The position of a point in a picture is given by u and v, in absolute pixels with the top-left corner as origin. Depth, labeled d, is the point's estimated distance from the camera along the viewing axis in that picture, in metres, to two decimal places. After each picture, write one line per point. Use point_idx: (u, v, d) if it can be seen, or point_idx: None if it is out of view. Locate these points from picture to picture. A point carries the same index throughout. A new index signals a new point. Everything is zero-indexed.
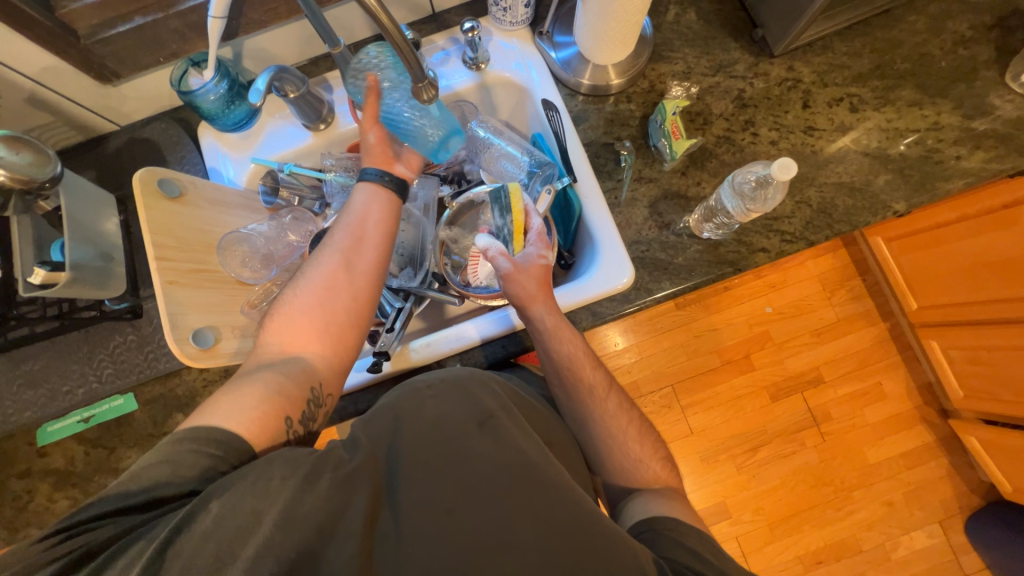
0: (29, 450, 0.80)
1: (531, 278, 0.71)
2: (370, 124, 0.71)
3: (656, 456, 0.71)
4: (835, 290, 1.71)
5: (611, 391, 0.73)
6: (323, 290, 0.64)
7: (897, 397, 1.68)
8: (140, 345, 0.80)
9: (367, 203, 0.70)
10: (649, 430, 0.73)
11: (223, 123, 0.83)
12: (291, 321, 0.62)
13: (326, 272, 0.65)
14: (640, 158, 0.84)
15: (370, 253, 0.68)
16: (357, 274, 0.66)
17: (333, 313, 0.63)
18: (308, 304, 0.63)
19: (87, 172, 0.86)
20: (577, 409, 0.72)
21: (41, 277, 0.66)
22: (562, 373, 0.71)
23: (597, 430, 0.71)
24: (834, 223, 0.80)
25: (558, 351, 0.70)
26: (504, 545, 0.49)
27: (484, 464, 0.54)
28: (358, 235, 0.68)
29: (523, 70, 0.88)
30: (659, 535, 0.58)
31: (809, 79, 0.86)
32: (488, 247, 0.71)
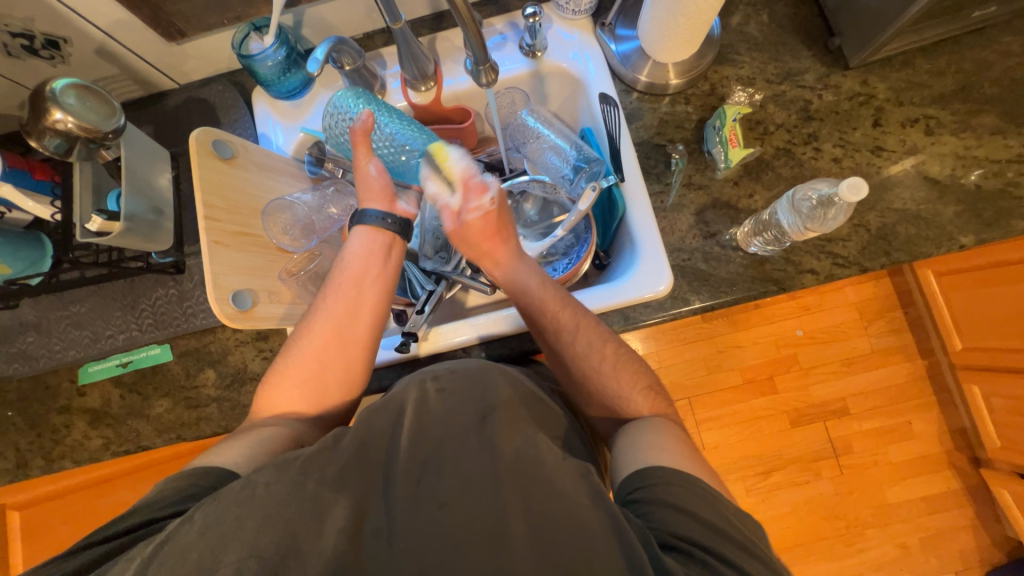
0: (71, 386, 0.84)
1: (474, 236, 0.69)
2: (367, 158, 0.67)
3: (638, 386, 0.65)
4: (873, 320, 1.64)
5: (581, 330, 0.66)
6: (316, 364, 0.65)
7: (926, 438, 1.60)
8: (180, 300, 0.83)
9: (359, 248, 0.69)
10: (631, 359, 0.66)
11: (278, 90, 0.84)
12: (283, 389, 0.64)
13: (319, 343, 0.65)
14: (692, 163, 0.81)
15: (365, 314, 0.67)
16: (350, 342, 0.66)
17: (324, 382, 0.65)
18: (301, 375, 0.65)
19: (145, 128, 0.88)
20: (553, 354, 0.68)
21: (97, 225, 0.68)
22: (528, 312, 0.69)
23: (573, 370, 0.66)
24: (893, 251, 0.76)
25: (515, 287, 0.71)
26: (497, 540, 0.46)
27: (483, 457, 0.51)
28: (352, 298, 0.67)
29: (580, 60, 0.85)
30: (653, 498, 0.50)
31: (884, 95, 0.81)
32: (435, 196, 0.67)
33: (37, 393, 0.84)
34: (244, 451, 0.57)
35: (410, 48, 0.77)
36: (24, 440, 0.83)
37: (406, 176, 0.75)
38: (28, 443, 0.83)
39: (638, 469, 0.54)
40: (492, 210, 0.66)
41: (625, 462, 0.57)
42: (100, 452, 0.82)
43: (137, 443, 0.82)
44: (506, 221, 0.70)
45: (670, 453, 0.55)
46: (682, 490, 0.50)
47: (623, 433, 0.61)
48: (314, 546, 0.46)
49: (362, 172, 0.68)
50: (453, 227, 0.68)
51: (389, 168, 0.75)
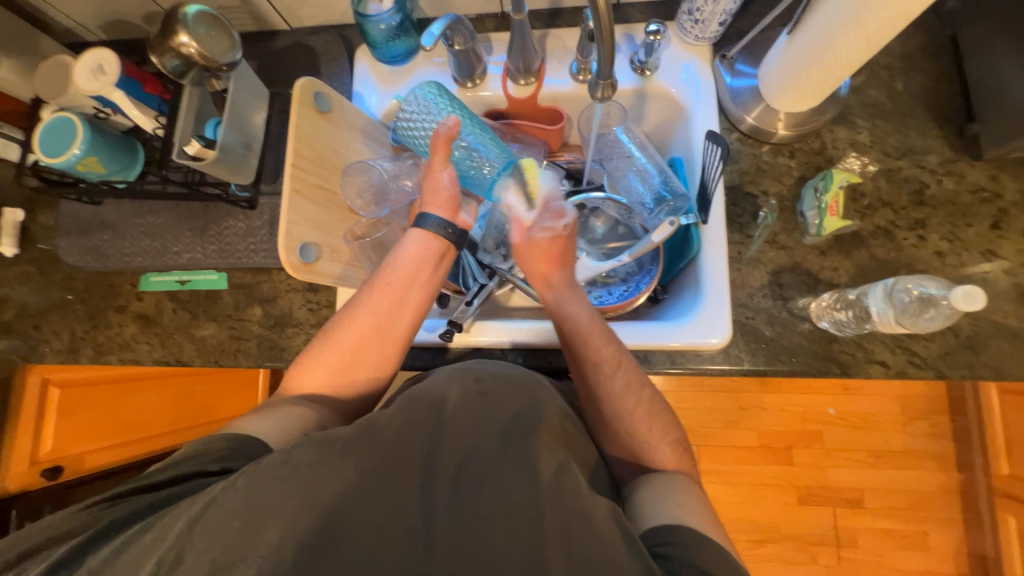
0: (131, 290, 0.89)
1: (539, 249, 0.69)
2: (441, 167, 0.68)
3: (667, 439, 0.63)
4: (915, 418, 1.54)
5: (621, 368, 0.64)
6: (351, 354, 0.66)
7: (941, 555, 1.50)
8: (245, 234, 0.86)
9: (412, 251, 0.68)
10: (662, 412, 0.64)
11: (382, 53, 0.85)
12: (317, 371, 0.66)
13: (356, 335, 0.66)
14: (781, 221, 0.77)
15: (406, 317, 0.67)
16: (386, 341, 0.67)
17: (356, 371, 0.67)
18: (334, 361, 0.66)
19: (250, 63, 0.91)
20: (586, 391, 0.66)
21: (195, 149, 0.71)
22: (570, 340, 0.67)
23: (605, 413, 0.64)
24: (978, 364, 0.70)
25: (560, 313, 0.69)
26: (512, 562, 0.46)
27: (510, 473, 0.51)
28: (397, 298, 0.67)
29: (689, 88, 0.82)
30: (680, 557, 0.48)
31: (1011, 197, 0.74)
32: (512, 207, 0.68)
33: (100, 289, 0.89)
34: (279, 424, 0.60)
35: (523, 40, 0.75)
36: (80, 329, 0.88)
37: (474, 190, 0.79)
38: (83, 332, 0.88)
39: (664, 523, 0.52)
40: (565, 234, 0.69)
41: (648, 510, 0.55)
42: (143, 358, 0.87)
43: (178, 358, 0.86)
44: (569, 249, 0.72)
45: (696, 513, 0.53)
46: (710, 556, 0.48)
47: (643, 482, 0.60)
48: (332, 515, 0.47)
49: (432, 178, 0.68)
50: (520, 241, 0.70)
51: (462, 177, 0.78)
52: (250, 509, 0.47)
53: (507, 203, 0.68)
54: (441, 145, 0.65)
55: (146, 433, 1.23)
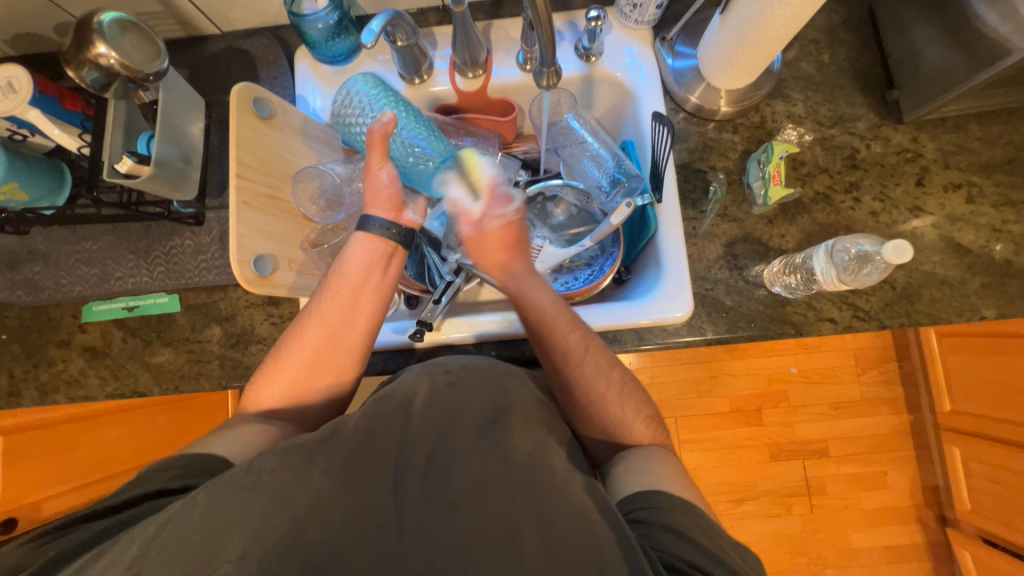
0: (72, 322, 0.83)
1: (488, 241, 0.71)
2: (380, 164, 0.67)
3: (641, 416, 0.65)
4: (868, 368, 1.66)
5: (588, 353, 0.66)
6: (307, 367, 0.65)
7: (900, 492, 1.63)
8: (194, 252, 0.82)
9: (358, 256, 0.68)
10: (634, 389, 0.66)
11: (322, 53, 0.82)
12: (276, 387, 0.65)
13: (310, 347, 0.66)
14: (730, 194, 0.81)
15: (359, 324, 0.67)
16: (341, 350, 0.67)
17: (317, 381, 0.66)
18: (292, 375, 0.66)
19: (181, 71, 0.86)
20: (557, 379, 0.67)
21: (127, 167, 0.65)
22: (535, 329, 0.68)
23: (580, 397, 0.65)
24: (914, 312, 0.76)
25: (524, 300, 0.70)
26: (501, 547, 0.46)
27: (492, 462, 0.52)
28: (347, 306, 0.66)
29: (634, 71, 0.83)
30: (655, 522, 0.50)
31: (931, 156, 0.80)
32: (458, 200, 0.71)
33: (37, 324, 0.83)
34: (240, 442, 0.59)
35: (466, 33, 0.75)
36: (19, 369, 0.82)
37: (418, 186, 0.80)
38: (23, 372, 0.82)
39: (640, 492, 0.54)
40: (516, 218, 0.72)
41: (625, 479, 0.58)
42: (94, 392, 0.82)
43: (134, 389, 0.81)
44: (523, 235, 0.74)
45: (668, 478, 0.56)
46: (685, 517, 0.50)
47: (622, 457, 0.62)
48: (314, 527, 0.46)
49: (372, 177, 0.67)
50: (472, 233, 0.72)
51: (407, 175, 0.79)
52: (228, 533, 0.45)
53: (455, 200, 0.72)
54: (378, 143, 0.63)
55: (110, 473, 1.15)
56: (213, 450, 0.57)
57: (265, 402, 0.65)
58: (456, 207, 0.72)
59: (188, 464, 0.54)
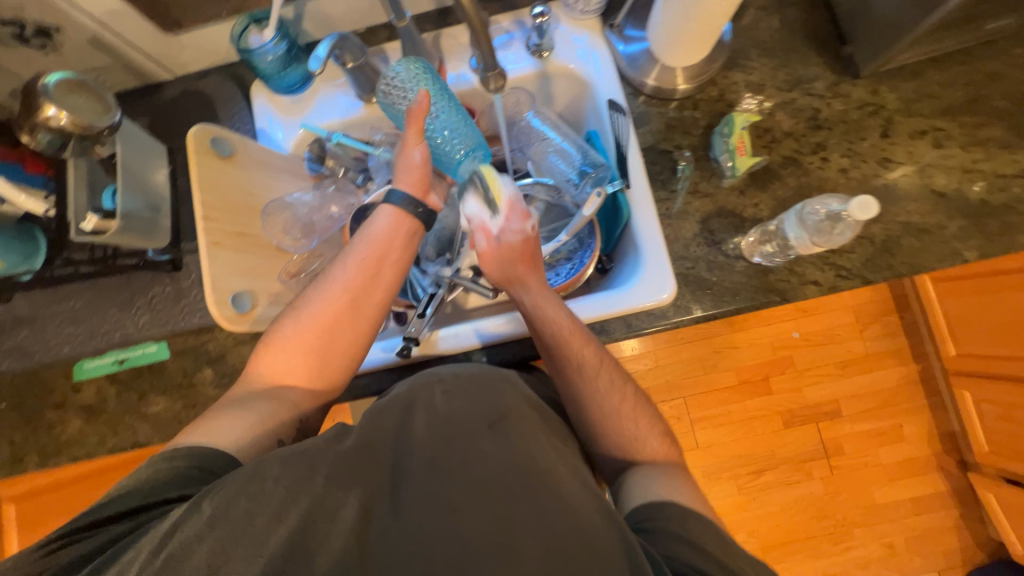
0: (65, 383, 0.83)
1: (509, 258, 0.70)
2: (415, 142, 0.65)
3: (655, 432, 0.66)
4: (870, 324, 1.65)
5: (604, 367, 0.67)
6: (323, 332, 0.64)
7: (917, 442, 1.62)
8: (176, 297, 0.82)
9: (383, 227, 0.67)
10: (646, 404, 0.68)
11: (277, 84, 0.82)
12: (288, 354, 0.64)
13: (328, 312, 0.64)
14: (698, 170, 0.81)
15: (378, 294, 0.67)
16: (359, 318, 0.66)
17: (329, 351, 0.65)
18: (306, 339, 0.65)
19: (140, 120, 0.86)
20: (567, 389, 0.67)
21: (93, 223, 0.66)
22: (550, 345, 0.67)
23: (590, 412, 0.66)
24: (896, 264, 0.76)
25: (537, 316, 0.68)
26: (506, 552, 0.46)
27: (488, 466, 0.52)
28: (371, 273, 0.66)
29: (587, 62, 0.83)
30: (661, 528, 0.52)
31: (893, 106, 0.80)
32: (472, 216, 0.70)
33: (31, 389, 0.83)
34: (242, 431, 0.59)
35: (416, 46, 0.76)
36: (18, 436, 0.82)
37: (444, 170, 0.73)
38: (23, 438, 0.82)
39: (648, 502, 0.56)
40: (533, 234, 0.69)
41: (634, 492, 0.59)
42: (95, 449, 0.82)
43: (134, 441, 0.81)
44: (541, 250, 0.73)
45: (676, 489, 0.58)
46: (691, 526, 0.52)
47: (633, 472, 0.63)
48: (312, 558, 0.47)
49: (405, 154, 0.65)
50: (489, 249, 0.69)
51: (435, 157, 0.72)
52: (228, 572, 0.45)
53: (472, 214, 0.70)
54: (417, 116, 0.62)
55: None
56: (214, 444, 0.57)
57: (271, 370, 0.65)
58: (472, 222, 0.70)
59: (193, 461, 0.54)
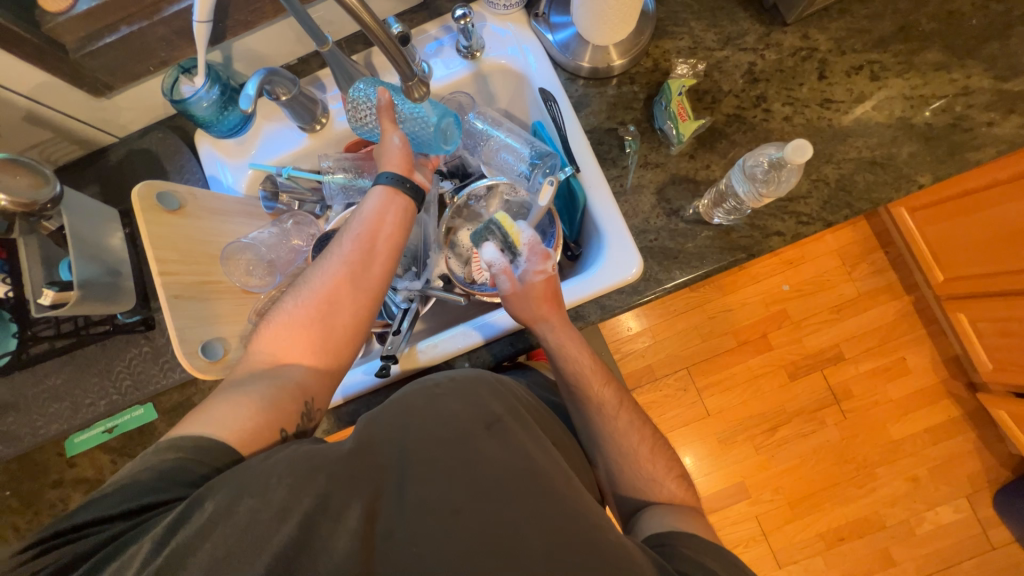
0: (59, 460, 0.83)
1: (532, 298, 0.70)
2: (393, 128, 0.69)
3: (670, 474, 0.68)
4: (856, 264, 1.66)
5: (623, 407, 0.72)
6: (325, 305, 0.63)
7: (922, 372, 1.63)
8: (155, 357, 0.82)
9: (379, 202, 0.67)
10: (663, 447, 0.72)
11: (218, 130, 0.81)
12: (287, 333, 0.62)
13: (329, 286, 0.63)
14: (646, 142, 0.81)
15: (378, 267, 0.66)
16: (361, 291, 0.65)
17: (331, 326, 0.63)
18: (307, 316, 0.63)
19: (91, 187, 0.86)
20: (586, 424, 0.73)
21: (50, 298, 0.68)
22: (573, 381, 0.73)
23: (608, 448, 0.71)
24: (854, 202, 0.76)
25: (562, 354, 0.72)
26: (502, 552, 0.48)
27: (477, 471, 0.52)
28: (369, 247, 0.65)
29: (519, 55, 0.84)
30: (675, 549, 0.55)
31: (825, 47, 0.80)
32: (491, 261, 0.71)
33: (26, 472, 0.83)
34: (238, 418, 0.56)
35: (345, 68, 0.76)
36: (22, 521, 0.82)
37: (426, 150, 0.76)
38: (26, 522, 0.82)
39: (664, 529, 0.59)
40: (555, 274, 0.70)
41: (651, 522, 0.63)
42: None
43: None
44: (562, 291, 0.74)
45: (689, 519, 0.61)
46: (701, 549, 0.55)
47: (649, 509, 0.66)
48: None
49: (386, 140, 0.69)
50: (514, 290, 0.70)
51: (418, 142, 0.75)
52: None
53: (493, 259, 0.71)
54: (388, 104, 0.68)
55: None
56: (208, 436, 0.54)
57: (269, 353, 0.62)
58: (492, 264, 0.71)
59: (190, 453, 0.52)
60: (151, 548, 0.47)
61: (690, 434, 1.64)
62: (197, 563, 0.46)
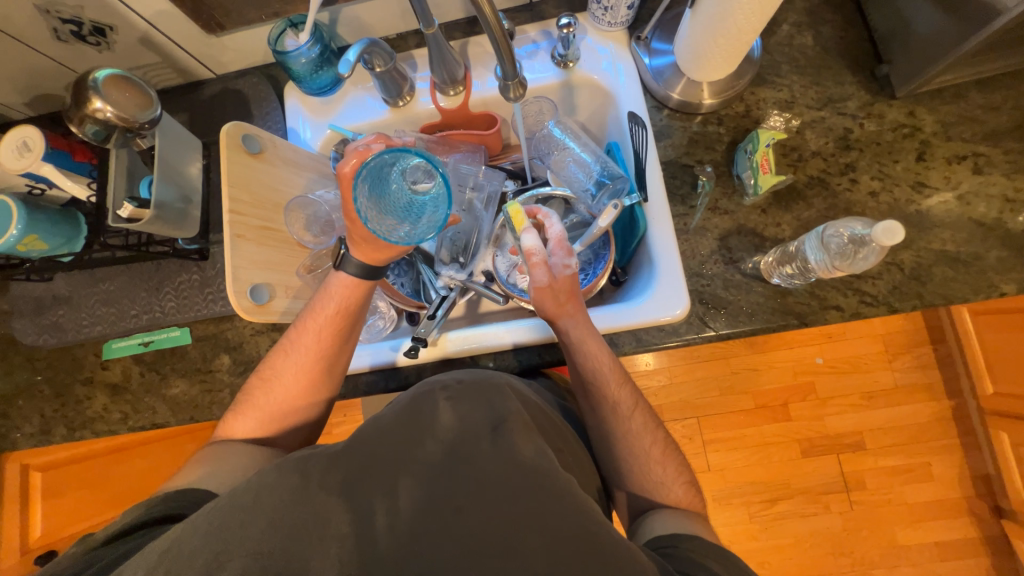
0: (94, 360, 0.87)
1: (559, 292, 0.69)
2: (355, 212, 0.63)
3: (679, 479, 0.69)
4: (901, 354, 1.57)
5: (637, 409, 0.71)
6: (297, 392, 0.69)
7: (947, 482, 1.53)
8: (201, 286, 0.86)
9: (343, 295, 0.69)
10: (675, 452, 0.71)
11: (309, 86, 0.85)
12: (267, 415, 0.68)
13: (299, 377, 0.69)
14: (720, 186, 0.79)
15: (338, 352, 0.70)
16: (326, 375, 0.70)
17: (305, 407, 0.70)
18: (282, 400, 0.69)
19: (180, 115, 0.91)
20: (598, 423, 0.72)
21: (128, 212, 0.70)
22: (587, 379, 0.71)
23: (619, 449, 0.70)
24: (926, 294, 0.73)
25: (577, 351, 0.70)
26: (510, 554, 0.48)
27: (492, 463, 0.53)
28: (329, 338, 0.68)
29: (612, 73, 0.84)
30: (677, 551, 0.56)
31: (931, 129, 0.77)
32: (532, 249, 0.68)
33: (63, 364, 0.88)
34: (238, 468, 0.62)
35: (441, 53, 0.76)
36: (49, 408, 0.87)
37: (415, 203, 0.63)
38: (52, 411, 0.87)
39: (666, 532, 0.61)
40: (578, 272, 0.70)
41: (656, 523, 0.64)
42: (118, 426, 0.86)
43: (152, 420, 0.85)
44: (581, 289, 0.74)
45: (691, 521, 0.62)
46: (699, 548, 0.56)
47: (653, 511, 0.66)
48: (312, 552, 0.48)
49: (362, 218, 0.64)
50: (542, 281, 0.68)
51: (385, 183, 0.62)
52: (226, 551, 0.47)
53: (528, 248, 0.68)
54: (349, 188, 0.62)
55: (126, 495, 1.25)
56: (201, 480, 0.60)
57: (256, 423, 0.68)
58: (526, 253, 0.68)
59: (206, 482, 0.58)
60: None
61: None
62: None
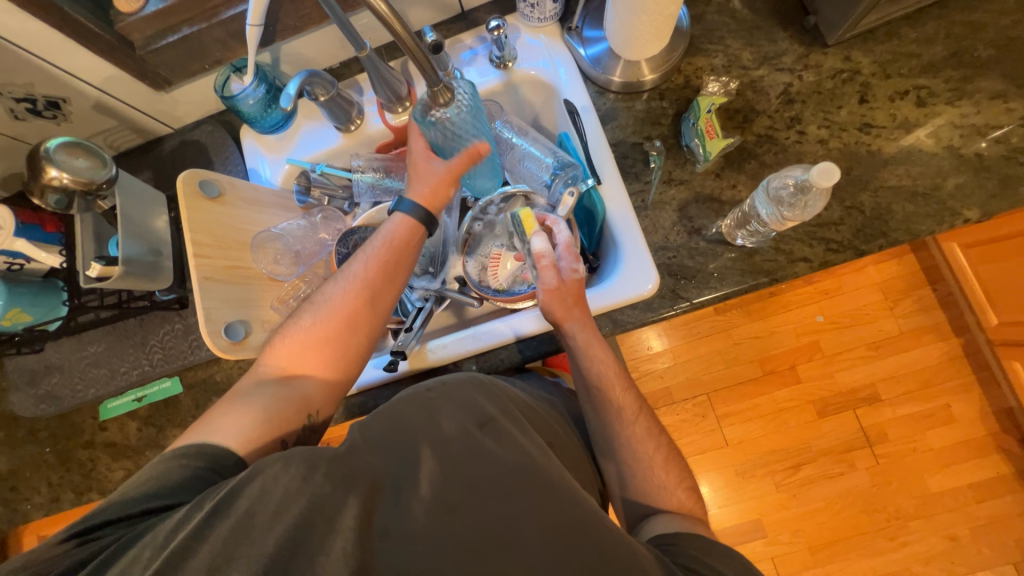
0: (93, 422, 0.89)
1: (569, 293, 0.70)
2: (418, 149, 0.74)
3: (682, 484, 0.68)
4: (900, 299, 1.56)
5: (641, 415, 0.72)
6: (340, 325, 0.65)
7: (969, 422, 1.50)
8: (185, 334, 0.87)
9: (398, 231, 0.70)
10: (677, 456, 0.71)
11: (262, 126, 0.86)
12: (304, 348, 0.64)
13: (348, 304, 0.66)
14: (671, 158, 0.80)
15: (391, 289, 0.69)
16: (375, 312, 0.68)
17: (336, 356, 0.65)
18: (321, 334, 0.65)
19: (145, 173, 0.93)
20: (601, 426, 0.72)
21: (97, 271, 0.72)
22: (592, 383, 0.72)
23: (623, 453, 0.70)
24: (891, 232, 0.72)
25: (582, 355, 0.71)
26: (505, 548, 0.48)
27: (486, 463, 0.53)
28: (387, 271, 0.68)
29: (550, 67, 0.85)
30: (679, 548, 0.56)
31: (868, 70, 0.77)
32: (541, 251, 0.71)
33: (64, 431, 0.90)
34: (237, 427, 0.58)
35: (381, 73, 0.78)
36: (55, 476, 0.88)
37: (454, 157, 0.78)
38: (59, 478, 0.88)
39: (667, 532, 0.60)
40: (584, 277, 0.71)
41: (657, 523, 0.63)
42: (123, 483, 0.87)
43: None
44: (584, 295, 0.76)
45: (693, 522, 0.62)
46: (699, 545, 0.56)
47: (654, 511, 0.66)
48: None
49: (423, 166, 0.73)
50: (551, 281, 0.69)
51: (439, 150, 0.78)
52: None
53: (537, 250, 0.71)
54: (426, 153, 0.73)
55: None
56: (207, 438, 0.56)
57: (283, 363, 0.64)
58: (535, 254, 0.71)
59: (202, 461, 0.54)
60: (154, 542, 0.47)
61: (704, 463, 1.58)
62: (196, 558, 0.46)
